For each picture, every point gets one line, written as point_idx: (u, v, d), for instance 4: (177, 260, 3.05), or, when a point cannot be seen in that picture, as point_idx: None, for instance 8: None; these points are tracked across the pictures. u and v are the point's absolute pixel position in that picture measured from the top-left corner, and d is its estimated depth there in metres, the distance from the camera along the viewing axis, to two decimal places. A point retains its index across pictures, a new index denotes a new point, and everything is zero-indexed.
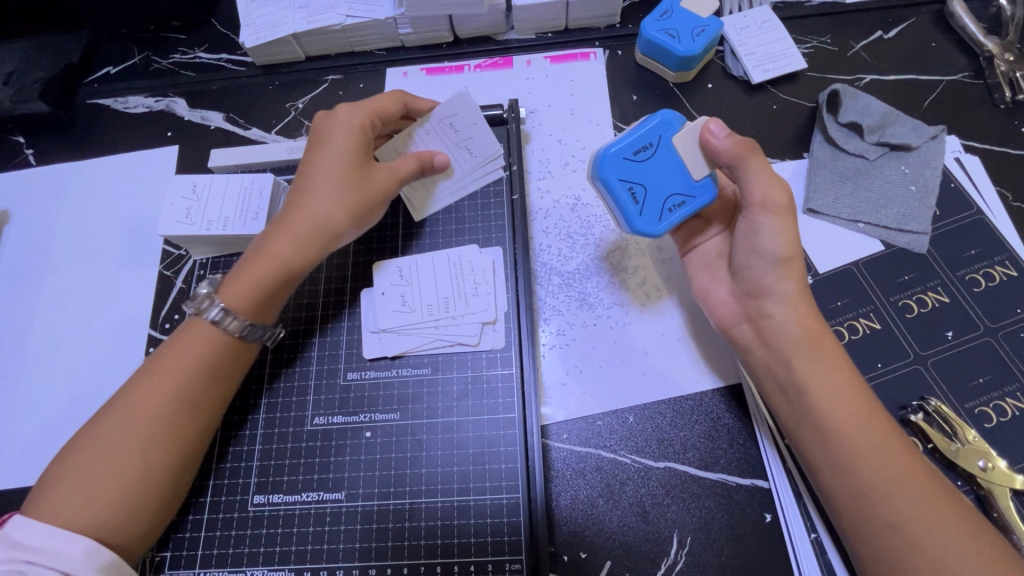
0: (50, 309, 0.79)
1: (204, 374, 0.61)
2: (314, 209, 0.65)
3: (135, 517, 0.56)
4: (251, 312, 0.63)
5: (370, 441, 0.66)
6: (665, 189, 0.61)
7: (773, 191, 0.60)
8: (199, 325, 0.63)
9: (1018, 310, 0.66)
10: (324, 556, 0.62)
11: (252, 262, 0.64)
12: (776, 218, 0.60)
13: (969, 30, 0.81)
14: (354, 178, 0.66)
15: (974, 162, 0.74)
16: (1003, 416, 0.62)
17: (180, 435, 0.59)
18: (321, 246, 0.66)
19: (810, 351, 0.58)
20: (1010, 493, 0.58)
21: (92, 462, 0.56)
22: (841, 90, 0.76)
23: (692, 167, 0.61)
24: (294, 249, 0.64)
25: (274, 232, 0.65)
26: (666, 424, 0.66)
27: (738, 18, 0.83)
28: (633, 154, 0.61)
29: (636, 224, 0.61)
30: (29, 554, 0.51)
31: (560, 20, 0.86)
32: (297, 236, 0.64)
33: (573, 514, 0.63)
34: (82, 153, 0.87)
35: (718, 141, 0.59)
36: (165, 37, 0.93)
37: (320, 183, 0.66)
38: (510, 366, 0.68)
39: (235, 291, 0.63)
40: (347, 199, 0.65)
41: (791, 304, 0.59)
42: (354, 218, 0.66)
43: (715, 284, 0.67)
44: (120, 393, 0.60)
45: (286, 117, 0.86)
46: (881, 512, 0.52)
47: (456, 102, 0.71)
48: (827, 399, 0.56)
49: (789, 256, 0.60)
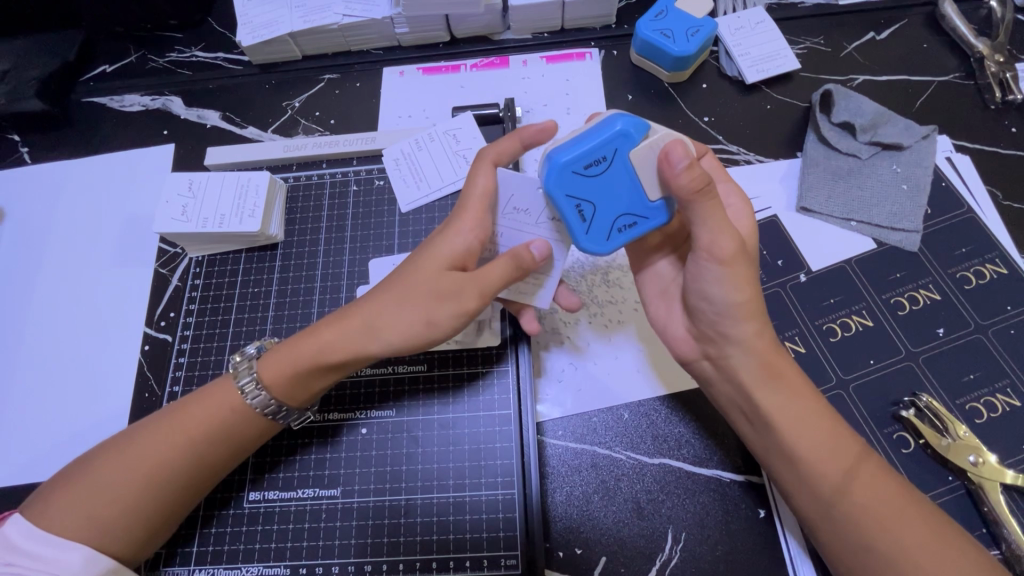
0: (45, 307, 0.79)
1: (218, 436, 0.58)
2: (379, 310, 0.58)
3: (128, 547, 0.55)
4: (282, 392, 0.60)
5: (366, 438, 0.66)
6: (616, 208, 0.56)
7: (722, 237, 0.54)
8: (227, 386, 0.60)
9: (1008, 308, 0.67)
10: (320, 553, 0.62)
11: (303, 342, 0.60)
12: (724, 267, 0.55)
13: (960, 31, 0.82)
14: (427, 293, 0.56)
15: (964, 161, 0.75)
16: (993, 412, 0.63)
17: (186, 483, 0.57)
18: (370, 359, 0.59)
19: (770, 389, 0.56)
20: (1000, 487, 0.59)
21: (94, 485, 0.55)
22: (835, 90, 0.77)
23: (647, 188, 0.55)
24: (347, 357, 0.58)
25: (337, 317, 0.60)
26: (661, 421, 0.66)
27: (732, 19, 0.84)
28: (583, 168, 0.54)
29: (580, 243, 0.57)
30: (26, 560, 0.52)
31: (557, 20, 0.86)
32: (353, 342, 0.58)
33: (569, 511, 0.63)
34: (79, 151, 0.87)
35: (674, 171, 0.52)
36: (161, 36, 0.93)
37: (397, 283, 0.58)
38: (506, 363, 0.69)
39: (278, 367, 0.59)
40: (410, 318, 0.57)
41: (749, 347, 0.57)
42: (407, 341, 0.57)
43: (671, 316, 0.65)
44: (140, 428, 0.59)
45: (282, 116, 0.86)
46: (857, 535, 0.52)
47: (461, 120, 0.79)
48: (794, 430, 0.55)
49: (742, 303, 0.56)
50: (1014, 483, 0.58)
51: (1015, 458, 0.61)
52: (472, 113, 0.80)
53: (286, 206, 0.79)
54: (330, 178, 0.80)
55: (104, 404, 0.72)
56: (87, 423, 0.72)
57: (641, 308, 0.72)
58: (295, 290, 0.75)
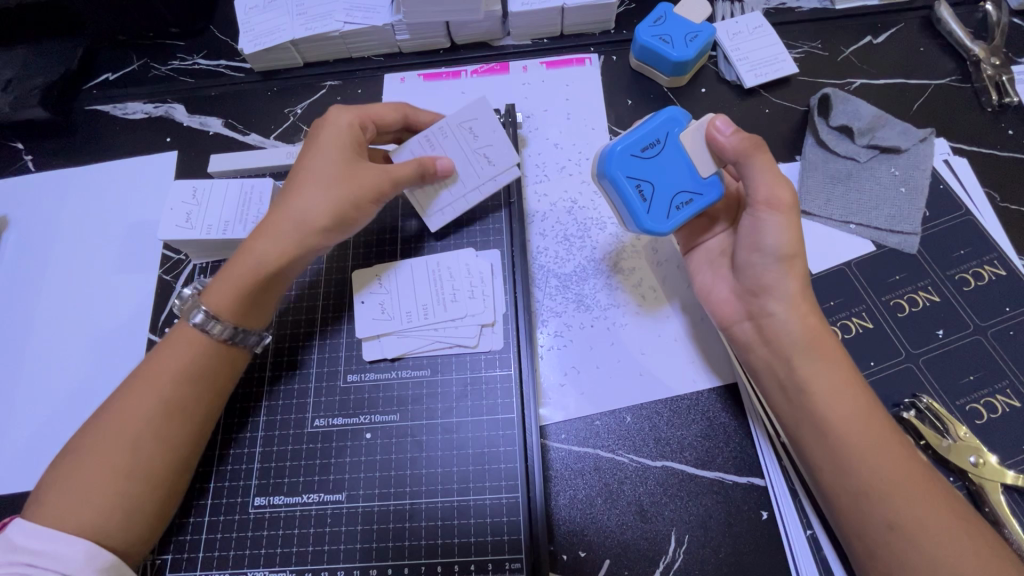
0: (50, 314, 0.79)
1: (188, 379, 0.61)
2: (302, 203, 0.65)
3: (130, 518, 0.56)
4: (231, 313, 0.63)
5: (370, 442, 0.67)
6: (673, 186, 0.61)
7: (778, 189, 0.60)
8: (186, 328, 0.63)
9: (1007, 309, 0.67)
10: (325, 558, 0.63)
11: (237, 262, 0.64)
12: (780, 215, 0.60)
13: (956, 35, 0.83)
14: (333, 179, 0.66)
15: (962, 163, 0.76)
16: (994, 413, 0.63)
17: (171, 432, 0.59)
18: (300, 253, 0.65)
19: (813, 352, 0.58)
20: (1002, 488, 0.59)
21: (85, 464, 0.56)
22: (832, 94, 0.77)
23: (699, 165, 0.61)
24: (280, 258, 0.64)
25: (260, 230, 0.65)
26: (663, 424, 0.66)
27: (731, 23, 0.85)
28: (640, 152, 0.61)
29: (643, 222, 0.61)
30: (29, 556, 0.52)
31: (556, 26, 0.87)
32: (281, 239, 0.64)
33: (572, 514, 0.64)
34: (82, 159, 0.88)
35: (724, 137, 0.59)
36: (164, 44, 0.94)
37: (309, 182, 0.66)
38: (508, 367, 0.69)
39: (221, 292, 0.63)
40: (329, 200, 0.65)
41: (792, 302, 0.59)
42: (333, 211, 0.65)
43: (717, 281, 0.67)
44: (113, 400, 0.60)
45: (284, 123, 0.87)
46: (875, 507, 0.52)
47: (475, 109, 0.72)
48: (827, 398, 0.56)
49: (791, 253, 0.59)
50: (1014, 484, 0.59)
51: (1015, 459, 0.61)
52: (486, 100, 0.73)
53: None
54: None
55: None
56: None
57: (654, 294, 0.73)
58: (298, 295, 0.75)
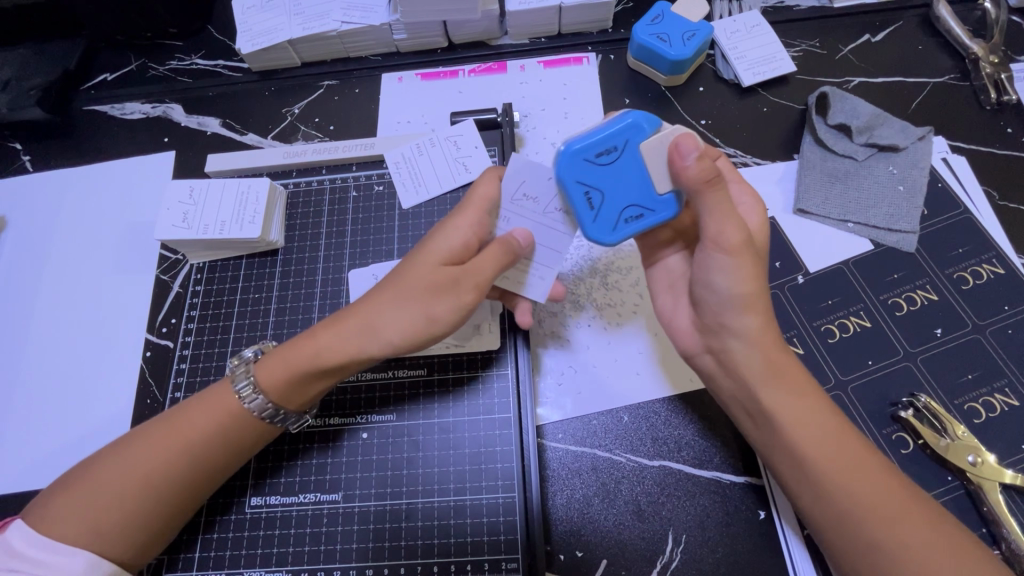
0: (48, 314, 0.79)
1: (214, 440, 0.58)
2: (379, 310, 0.58)
3: (130, 549, 0.55)
4: (281, 398, 0.59)
5: (367, 442, 0.67)
6: (625, 200, 0.58)
7: (728, 228, 0.55)
8: (226, 390, 0.60)
9: (1005, 307, 0.67)
10: (322, 558, 0.63)
11: (298, 346, 0.60)
12: (729, 256, 0.56)
13: (954, 33, 0.82)
14: (419, 288, 0.58)
15: (960, 162, 0.75)
16: (992, 412, 0.63)
17: (184, 487, 0.57)
18: (363, 362, 0.59)
19: (772, 387, 0.56)
20: (999, 487, 0.59)
21: (89, 490, 0.55)
22: (830, 92, 0.77)
23: (655, 181, 0.57)
24: (341, 361, 0.59)
25: (333, 322, 0.60)
26: (660, 424, 0.66)
27: (728, 22, 0.85)
28: (595, 156, 0.56)
29: (589, 232, 0.59)
30: (29, 565, 0.51)
31: (554, 25, 0.87)
32: (348, 343, 0.58)
33: (569, 513, 0.64)
34: (80, 159, 0.88)
35: (684, 164, 0.54)
36: (162, 44, 0.94)
37: (391, 287, 0.59)
38: (505, 367, 0.69)
39: (275, 371, 0.59)
40: (398, 314, 0.58)
41: (751, 341, 0.57)
42: (407, 327, 0.58)
43: (678, 308, 0.65)
44: (138, 432, 0.59)
45: (282, 123, 0.87)
46: (848, 535, 0.52)
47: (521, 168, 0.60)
48: (793, 432, 0.55)
49: (746, 295, 0.56)
50: (1012, 483, 0.58)
51: (1013, 458, 0.61)
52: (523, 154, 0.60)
53: (286, 212, 0.79)
54: (329, 184, 0.80)
55: (107, 411, 0.73)
56: (92, 428, 0.72)
57: (642, 305, 0.72)
58: (295, 296, 0.75)
